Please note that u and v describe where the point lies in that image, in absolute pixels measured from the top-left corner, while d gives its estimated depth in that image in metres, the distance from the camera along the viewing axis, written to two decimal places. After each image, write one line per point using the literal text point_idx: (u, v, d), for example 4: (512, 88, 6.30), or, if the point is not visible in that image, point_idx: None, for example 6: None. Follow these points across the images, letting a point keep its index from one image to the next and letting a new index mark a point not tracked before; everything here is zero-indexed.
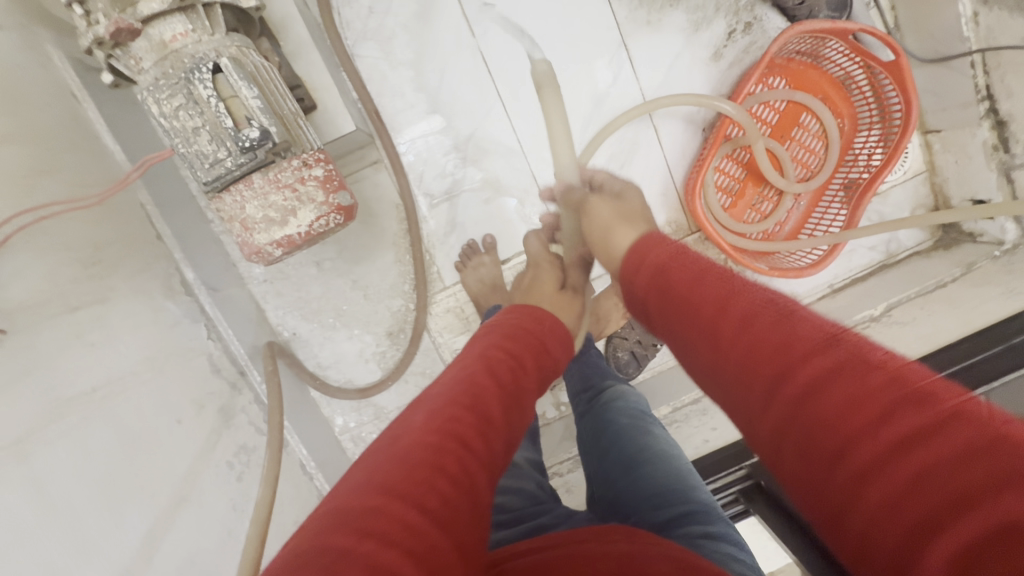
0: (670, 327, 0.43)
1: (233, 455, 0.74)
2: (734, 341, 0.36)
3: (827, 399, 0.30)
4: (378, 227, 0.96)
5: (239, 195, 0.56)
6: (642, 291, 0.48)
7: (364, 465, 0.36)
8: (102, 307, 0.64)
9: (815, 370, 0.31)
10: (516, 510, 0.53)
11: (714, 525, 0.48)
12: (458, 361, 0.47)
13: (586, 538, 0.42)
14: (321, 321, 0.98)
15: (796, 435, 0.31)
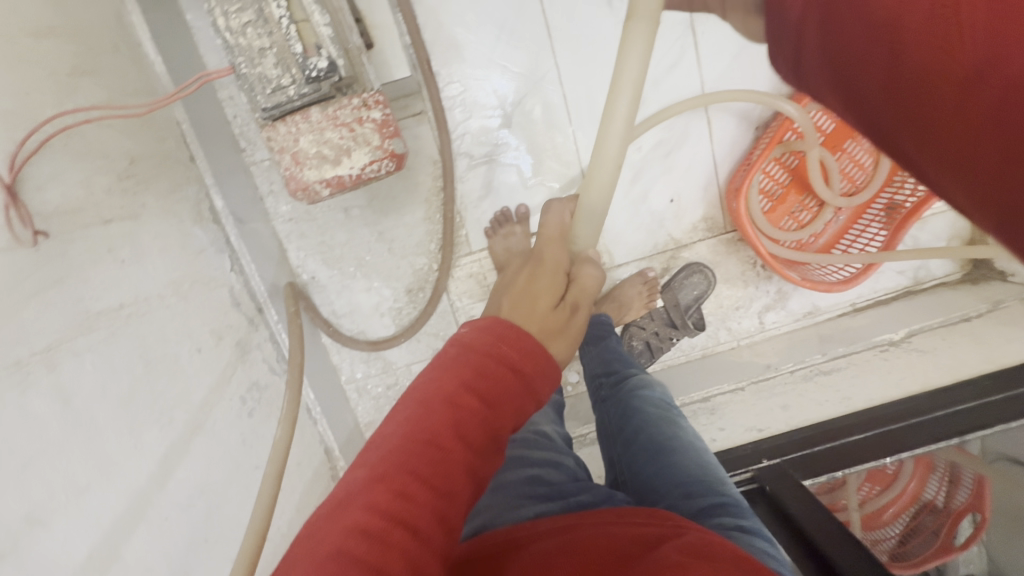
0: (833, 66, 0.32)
1: (245, 391, 0.74)
2: (914, 38, 0.26)
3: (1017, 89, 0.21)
4: (412, 181, 0.94)
5: (295, 126, 0.55)
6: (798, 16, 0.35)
7: (302, 553, 0.32)
8: (134, 223, 0.62)
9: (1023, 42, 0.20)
10: (556, 484, 0.54)
11: (748, 519, 0.49)
12: (415, 394, 0.39)
13: (607, 518, 0.43)
14: (342, 269, 0.96)
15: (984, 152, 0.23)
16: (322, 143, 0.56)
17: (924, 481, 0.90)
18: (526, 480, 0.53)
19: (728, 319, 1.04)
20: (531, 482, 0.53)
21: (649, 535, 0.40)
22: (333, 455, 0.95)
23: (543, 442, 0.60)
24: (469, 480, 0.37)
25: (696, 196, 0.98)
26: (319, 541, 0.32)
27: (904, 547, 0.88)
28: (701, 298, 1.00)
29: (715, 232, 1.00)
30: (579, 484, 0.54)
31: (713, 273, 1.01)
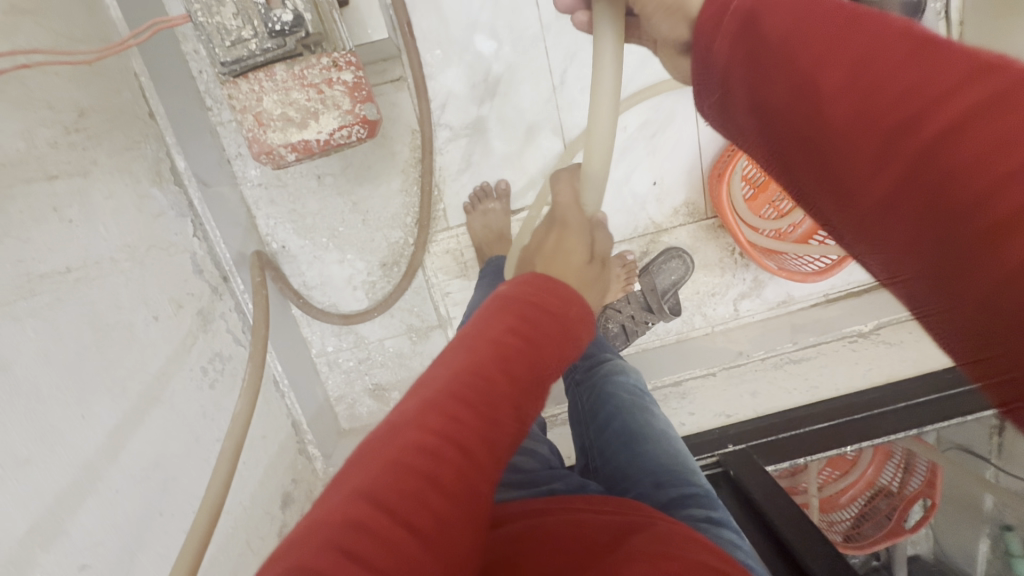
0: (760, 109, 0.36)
1: (207, 362, 0.71)
2: (842, 102, 0.29)
3: (944, 155, 0.26)
4: (389, 150, 0.90)
5: (257, 84, 0.51)
6: (724, 59, 0.37)
7: (355, 466, 0.31)
8: (83, 180, 0.58)
9: (941, 122, 0.26)
10: (530, 472, 0.54)
11: (717, 510, 0.49)
12: (459, 339, 0.39)
13: (576, 505, 0.42)
14: (314, 239, 0.93)
15: (909, 203, 0.28)
16: (288, 106, 0.52)
17: (880, 467, 0.93)
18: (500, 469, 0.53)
19: (705, 304, 1.04)
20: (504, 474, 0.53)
21: (618, 522, 0.39)
22: (301, 429, 0.93)
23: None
24: (516, 421, 0.36)
25: (679, 180, 0.97)
26: (368, 461, 0.31)
27: (857, 530, 0.94)
28: (679, 283, 0.99)
29: (696, 216, 0.99)
30: (552, 473, 0.54)
31: (692, 259, 1.00)
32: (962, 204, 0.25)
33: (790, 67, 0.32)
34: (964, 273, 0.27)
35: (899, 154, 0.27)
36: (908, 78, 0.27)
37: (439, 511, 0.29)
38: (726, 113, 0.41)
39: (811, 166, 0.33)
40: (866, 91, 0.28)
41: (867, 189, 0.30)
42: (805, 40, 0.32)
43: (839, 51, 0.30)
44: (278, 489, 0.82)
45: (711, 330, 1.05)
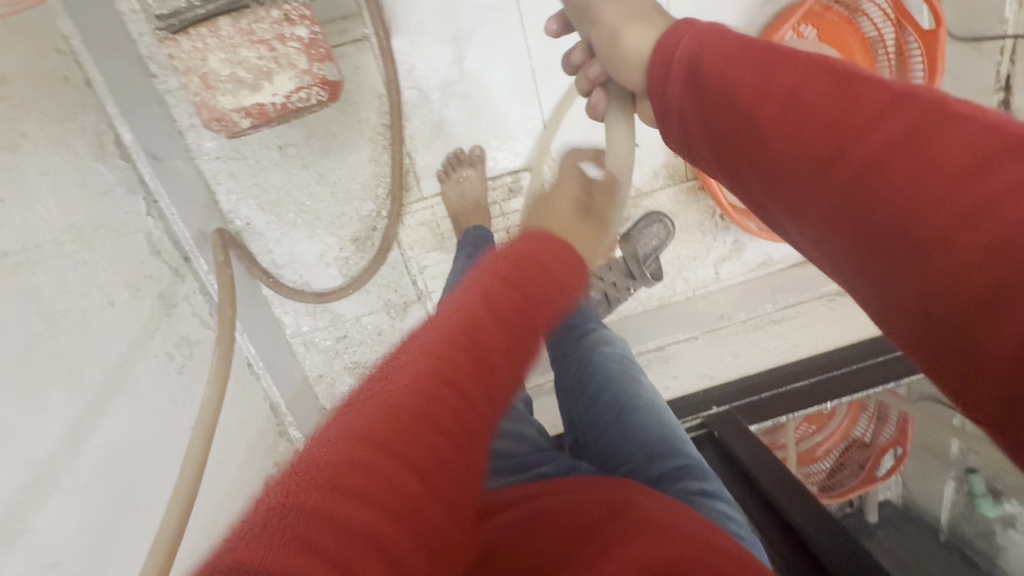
0: (719, 139, 0.42)
1: (173, 347, 0.67)
2: (781, 136, 0.37)
3: (883, 177, 0.31)
4: (354, 117, 0.85)
5: (200, 41, 0.47)
6: (674, 98, 0.46)
7: (342, 411, 0.28)
8: (14, 155, 0.53)
9: (869, 150, 0.32)
10: (517, 457, 0.52)
11: (709, 481, 0.49)
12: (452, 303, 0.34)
13: (571, 485, 0.41)
14: (280, 215, 0.88)
15: (850, 219, 0.32)
16: (237, 64, 0.48)
17: (855, 420, 0.96)
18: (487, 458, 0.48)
19: (686, 268, 1.02)
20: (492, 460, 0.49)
21: (612, 496, 0.38)
22: (280, 411, 0.92)
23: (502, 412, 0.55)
24: (514, 371, 0.32)
25: (658, 141, 0.95)
26: (354, 401, 0.28)
27: (833, 479, 0.96)
28: (660, 248, 0.98)
29: (676, 179, 0.98)
30: (543, 456, 0.52)
31: (672, 222, 0.99)
32: (888, 222, 0.30)
33: (744, 105, 0.40)
34: (889, 279, 0.31)
35: (839, 177, 0.33)
36: (838, 115, 0.34)
37: (436, 452, 0.27)
38: (682, 149, 0.48)
39: (760, 185, 0.39)
40: (802, 124, 0.35)
41: (808, 210, 0.35)
42: (748, 87, 0.40)
43: (774, 96, 0.38)
44: (260, 474, 0.80)
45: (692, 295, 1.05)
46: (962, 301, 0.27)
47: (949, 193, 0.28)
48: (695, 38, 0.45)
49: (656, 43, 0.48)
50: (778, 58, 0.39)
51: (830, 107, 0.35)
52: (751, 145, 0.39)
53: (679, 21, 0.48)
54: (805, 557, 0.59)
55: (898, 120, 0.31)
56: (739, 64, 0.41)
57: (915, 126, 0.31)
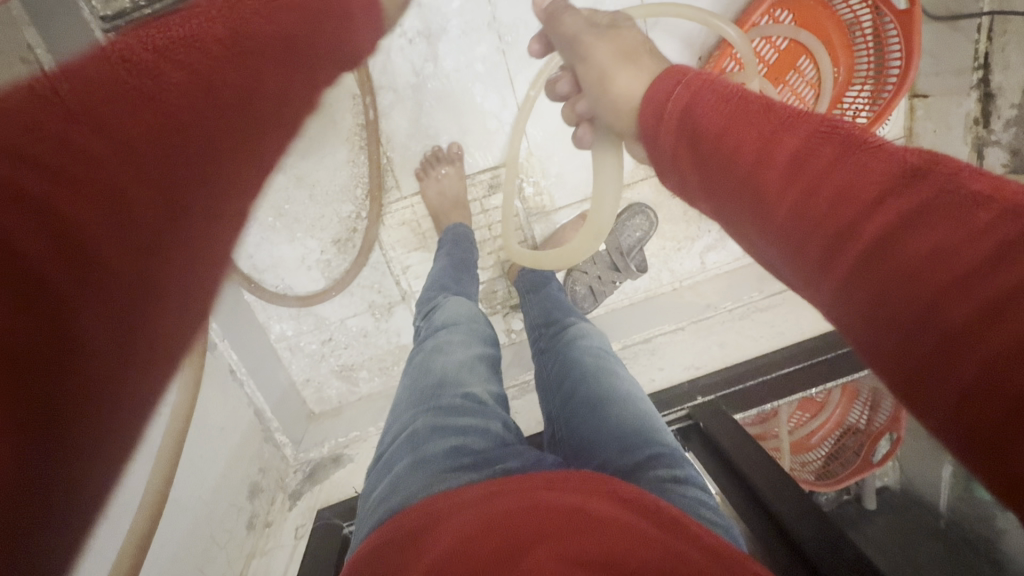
0: (726, 196, 0.37)
1: None
2: (784, 204, 0.33)
3: (903, 250, 0.27)
4: (329, 117, 0.84)
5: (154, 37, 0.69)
6: (671, 147, 0.43)
7: None
8: None
9: (885, 221, 0.28)
10: (483, 452, 0.48)
11: (682, 468, 0.48)
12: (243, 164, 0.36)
13: (534, 482, 0.40)
14: (259, 219, 0.87)
15: (868, 287, 0.28)
16: None
17: (847, 408, 0.94)
18: (450, 452, 0.47)
19: (671, 259, 1.04)
20: (455, 453, 0.47)
21: (573, 504, 0.37)
22: (265, 417, 0.88)
23: (470, 406, 0.53)
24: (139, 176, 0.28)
25: None
26: None
27: (829, 466, 0.97)
28: (643, 241, 0.99)
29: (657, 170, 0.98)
30: (507, 450, 0.49)
31: (655, 214, 0.99)
32: (911, 302, 0.27)
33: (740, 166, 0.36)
34: (907, 365, 0.27)
35: (855, 243, 0.29)
36: (850, 182, 0.31)
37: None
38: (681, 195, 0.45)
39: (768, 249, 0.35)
40: (814, 189, 0.32)
41: (819, 273, 0.31)
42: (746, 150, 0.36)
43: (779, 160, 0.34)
44: (243, 480, 0.79)
45: (678, 286, 1.05)
46: (988, 388, 0.24)
47: (975, 274, 0.25)
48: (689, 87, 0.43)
49: (661, 75, 0.47)
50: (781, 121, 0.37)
51: (836, 175, 0.31)
52: (753, 212, 0.35)
53: (676, 64, 0.48)
54: (789, 546, 0.58)
55: (915, 195, 0.28)
56: (744, 118, 0.38)
57: (931, 204, 0.27)
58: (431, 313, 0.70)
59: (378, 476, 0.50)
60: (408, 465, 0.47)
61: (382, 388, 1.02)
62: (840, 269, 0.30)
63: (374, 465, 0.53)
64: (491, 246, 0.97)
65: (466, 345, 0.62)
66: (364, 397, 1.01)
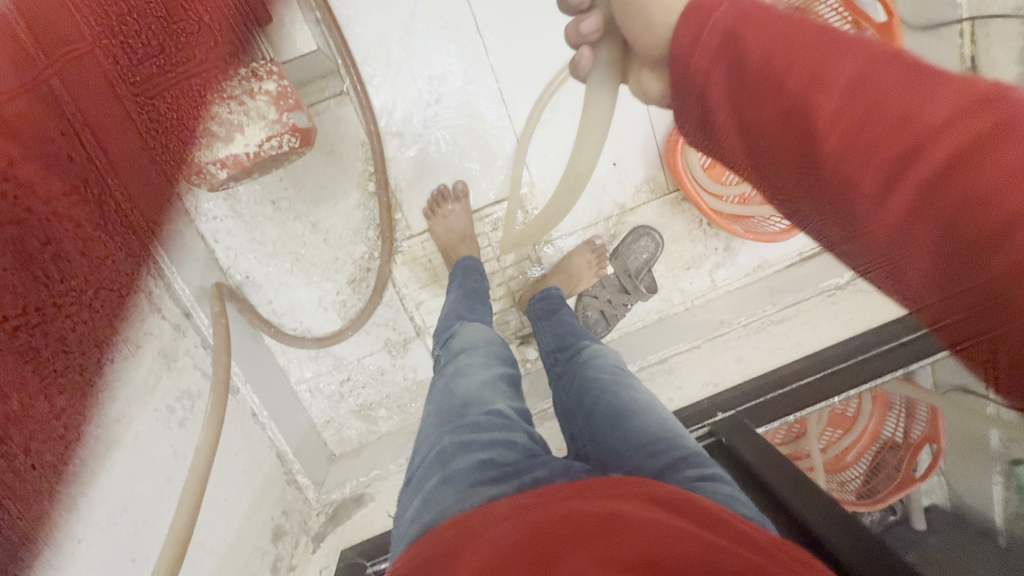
0: (767, 120, 0.40)
1: (174, 400, 0.69)
2: (837, 137, 0.36)
3: (961, 175, 0.31)
4: (341, 165, 0.89)
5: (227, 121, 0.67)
6: (704, 68, 0.44)
7: None
8: (17, 229, 0.55)
9: (945, 150, 0.32)
10: (510, 464, 0.48)
11: (710, 466, 0.48)
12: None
13: (564, 492, 0.39)
14: (277, 265, 0.91)
15: (929, 210, 0.33)
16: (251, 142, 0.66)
17: (882, 418, 0.90)
18: (478, 466, 0.47)
19: (681, 279, 1.05)
20: (484, 468, 0.47)
21: (610, 511, 0.36)
22: (287, 459, 0.90)
23: (494, 421, 0.53)
24: None
25: (637, 158, 0.98)
26: None
27: (868, 487, 0.90)
28: (651, 261, 1.01)
29: (658, 193, 1.00)
30: (535, 461, 0.48)
31: (660, 235, 1.01)
32: (969, 219, 0.31)
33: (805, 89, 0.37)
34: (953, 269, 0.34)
35: (920, 168, 0.32)
36: (908, 105, 0.33)
37: None
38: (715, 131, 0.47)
39: (817, 174, 0.38)
40: (865, 118, 0.34)
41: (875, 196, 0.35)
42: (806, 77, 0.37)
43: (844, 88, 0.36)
44: (268, 521, 0.80)
45: (690, 305, 1.05)
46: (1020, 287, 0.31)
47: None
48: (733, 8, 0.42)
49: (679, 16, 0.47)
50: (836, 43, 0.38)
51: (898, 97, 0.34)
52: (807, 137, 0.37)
53: None
54: (823, 559, 0.56)
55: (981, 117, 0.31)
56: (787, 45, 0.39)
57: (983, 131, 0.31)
58: (449, 339, 0.72)
59: (409, 497, 0.50)
60: (438, 482, 0.47)
61: (401, 426, 1.02)
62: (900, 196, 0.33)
63: (404, 488, 0.53)
64: (501, 276, 1.00)
65: (485, 365, 0.63)
66: (383, 435, 1.01)
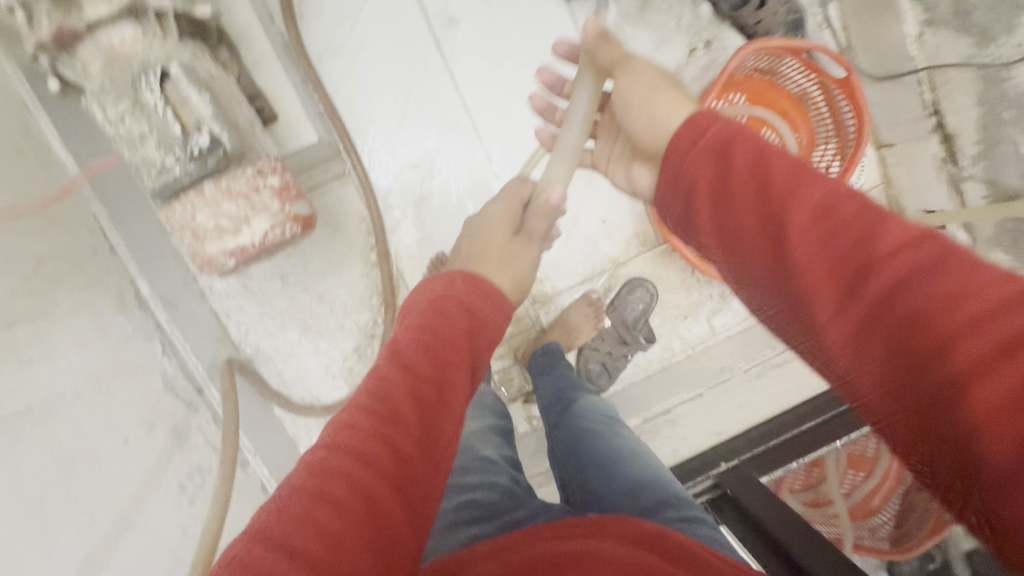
0: (729, 247, 0.42)
1: (185, 477, 0.70)
2: (824, 264, 0.35)
3: (904, 302, 0.31)
4: (344, 240, 0.95)
5: (189, 204, 0.54)
6: (689, 177, 0.45)
7: None
8: (44, 321, 0.60)
9: (895, 272, 0.32)
10: (492, 503, 0.52)
11: (689, 510, 0.51)
12: (400, 339, 0.46)
13: (544, 532, 0.41)
14: (285, 337, 0.95)
15: (880, 340, 0.32)
16: (230, 227, 0.56)
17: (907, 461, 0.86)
18: (462, 504, 0.51)
19: (679, 326, 1.04)
20: (468, 506, 0.51)
21: (578, 549, 0.39)
22: None
23: (479, 464, 0.57)
24: None
25: (624, 215, 1.02)
26: None
27: (902, 530, 0.88)
28: (648, 311, 1.02)
29: (649, 245, 1.03)
30: (517, 500, 0.52)
31: (654, 286, 1.03)
32: (921, 339, 0.30)
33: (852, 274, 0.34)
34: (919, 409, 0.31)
35: (871, 290, 0.33)
36: (861, 233, 0.34)
37: None
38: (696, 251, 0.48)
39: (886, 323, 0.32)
40: (827, 239, 0.35)
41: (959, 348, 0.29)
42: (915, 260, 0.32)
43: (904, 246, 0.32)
44: None
45: (691, 353, 1.03)
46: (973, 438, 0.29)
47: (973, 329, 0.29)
48: (725, 125, 0.44)
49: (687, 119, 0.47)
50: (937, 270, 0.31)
51: (854, 225, 0.34)
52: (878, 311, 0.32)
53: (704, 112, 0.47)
54: None
55: (929, 248, 0.32)
56: (766, 169, 0.40)
57: (932, 261, 0.31)
58: None
59: None
60: None
61: None
62: (892, 319, 0.32)
63: None
64: None
65: (478, 413, 0.64)
66: None
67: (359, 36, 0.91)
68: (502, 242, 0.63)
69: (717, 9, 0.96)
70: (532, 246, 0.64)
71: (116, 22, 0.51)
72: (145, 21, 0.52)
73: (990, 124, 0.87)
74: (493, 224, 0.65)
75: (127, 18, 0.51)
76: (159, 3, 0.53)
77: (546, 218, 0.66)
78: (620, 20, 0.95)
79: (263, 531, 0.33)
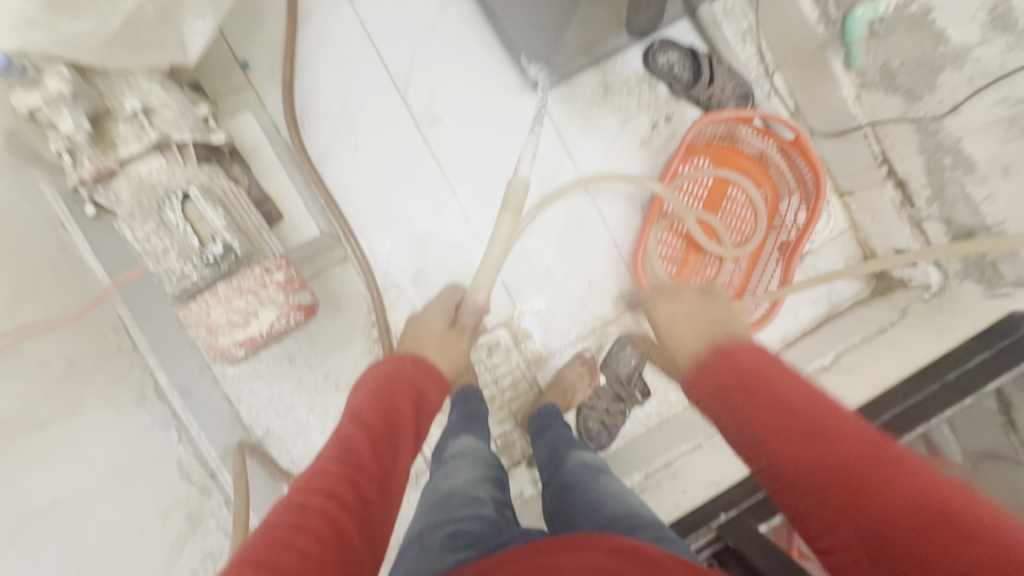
0: (733, 444, 0.53)
1: (198, 564, 0.73)
2: (807, 470, 0.44)
3: (874, 506, 0.40)
4: (346, 320, 1.01)
5: (204, 303, 0.61)
6: (698, 382, 0.57)
7: None
8: (71, 419, 0.66)
9: (861, 482, 0.42)
10: (477, 536, 0.57)
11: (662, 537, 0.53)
12: (359, 406, 0.56)
13: (524, 553, 0.44)
14: (294, 417, 0.99)
15: (855, 538, 0.41)
16: (237, 319, 0.62)
17: None
18: (449, 537, 0.56)
19: (673, 378, 1.09)
20: (453, 541, 0.56)
21: (551, 565, 0.41)
22: None
23: (470, 500, 0.62)
24: None
25: (609, 276, 1.09)
26: None
27: None
28: (640, 366, 1.07)
29: (635, 302, 1.09)
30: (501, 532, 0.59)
31: (644, 341, 1.08)
32: (887, 544, 0.39)
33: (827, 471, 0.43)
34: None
35: (845, 493, 0.42)
36: (828, 446, 0.44)
37: None
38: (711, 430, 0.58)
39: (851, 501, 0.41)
40: (809, 448, 0.45)
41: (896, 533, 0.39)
42: (860, 452, 0.43)
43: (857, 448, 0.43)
44: None
45: (689, 404, 1.09)
46: None
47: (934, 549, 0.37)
48: None
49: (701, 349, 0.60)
50: (876, 465, 0.42)
51: (827, 443, 0.45)
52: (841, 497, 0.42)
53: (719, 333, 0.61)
54: None
55: (878, 460, 0.42)
56: (760, 385, 0.52)
57: (884, 475, 0.41)
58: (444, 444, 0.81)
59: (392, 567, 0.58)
60: (415, 555, 0.56)
61: None
62: (861, 526, 0.41)
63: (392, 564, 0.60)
64: (500, 400, 1.06)
65: (472, 466, 0.67)
66: None
67: (354, 137, 1.02)
68: (439, 334, 0.79)
69: (672, 89, 1.07)
70: (464, 337, 0.81)
71: (146, 156, 0.61)
72: (168, 152, 0.62)
73: (934, 170, 0.94)
74: (429, 320, 0.81)
75: (155, 153, 0.61)
76: (181, 137, 0.63)
77: (475, 315, 0.82)
78: (586, 104, 1.07)
79: (247, 556, 0.37)
